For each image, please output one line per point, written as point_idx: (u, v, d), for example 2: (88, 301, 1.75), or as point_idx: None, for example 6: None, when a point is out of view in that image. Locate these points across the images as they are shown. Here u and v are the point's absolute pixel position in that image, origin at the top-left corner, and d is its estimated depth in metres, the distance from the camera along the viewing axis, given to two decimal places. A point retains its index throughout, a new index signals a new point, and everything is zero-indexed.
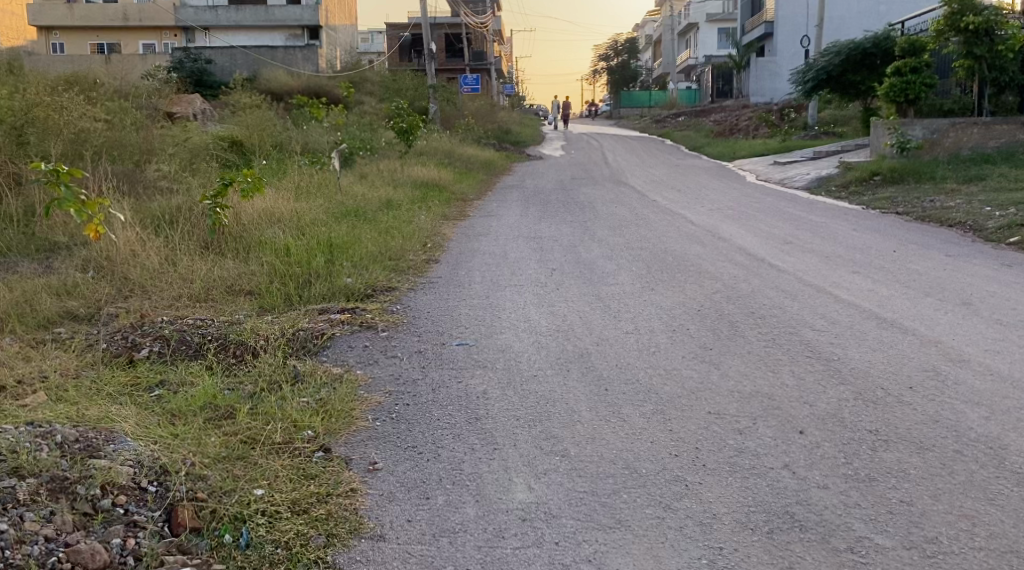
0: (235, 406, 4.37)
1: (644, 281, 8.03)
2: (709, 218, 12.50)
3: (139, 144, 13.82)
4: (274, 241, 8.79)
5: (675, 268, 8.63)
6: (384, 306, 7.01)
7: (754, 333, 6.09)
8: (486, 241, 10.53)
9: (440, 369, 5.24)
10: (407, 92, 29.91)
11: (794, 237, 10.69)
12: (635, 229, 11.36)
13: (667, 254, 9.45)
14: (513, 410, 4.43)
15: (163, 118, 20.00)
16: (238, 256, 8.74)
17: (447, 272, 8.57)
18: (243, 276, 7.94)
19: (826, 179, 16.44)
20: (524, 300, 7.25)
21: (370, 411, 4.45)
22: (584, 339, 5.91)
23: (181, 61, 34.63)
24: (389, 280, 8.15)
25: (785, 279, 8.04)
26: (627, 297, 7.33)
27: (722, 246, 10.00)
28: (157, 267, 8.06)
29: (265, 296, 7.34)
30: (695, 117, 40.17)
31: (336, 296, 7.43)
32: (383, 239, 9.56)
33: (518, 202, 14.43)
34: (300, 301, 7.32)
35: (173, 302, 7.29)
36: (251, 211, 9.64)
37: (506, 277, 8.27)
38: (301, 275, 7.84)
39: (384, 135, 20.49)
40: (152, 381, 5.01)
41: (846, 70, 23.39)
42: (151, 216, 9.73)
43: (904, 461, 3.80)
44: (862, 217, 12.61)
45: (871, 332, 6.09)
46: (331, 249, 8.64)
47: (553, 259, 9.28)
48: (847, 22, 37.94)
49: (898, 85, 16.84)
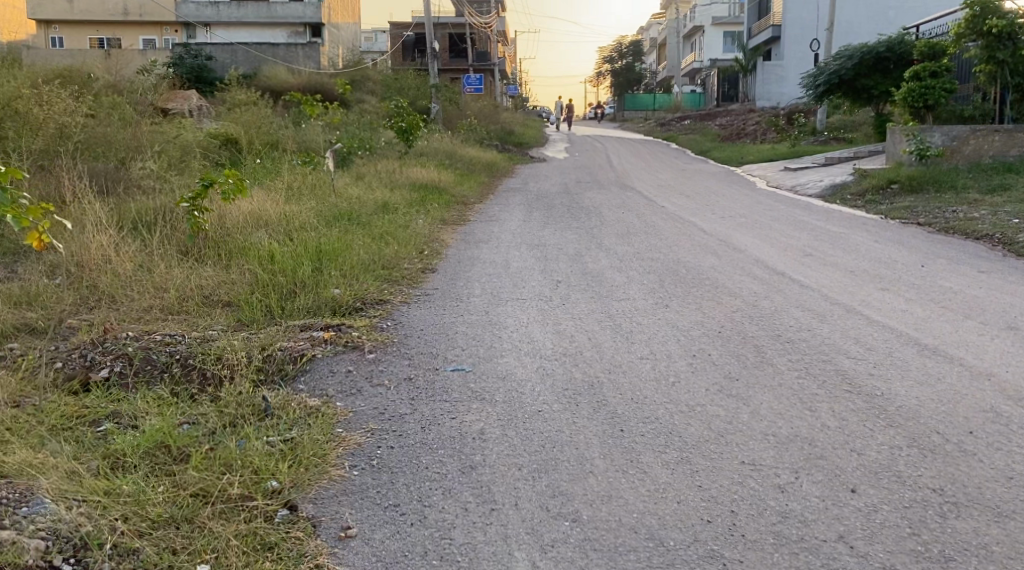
0: (188, 452, 3.78)
1: (657, 296, 7.41)
2: (721, 226, 11.90)
3: (126, 142, 13.19)
4: (258, 247, 8.19)
5: (689, 281, 8.01)
6: (373, 323, 6.36)
7: (784, 360, 5.47)
8: (486, 249, 9.87)
9: (432, 402, 4.59)
10: (409, 91, 29.27)
11: (814, 248, 10.07)
12: (643, 237, 10.75)
13: (681, 266, 8.82)
14: (514, 457, 3.82)
15: (156, 114, 19.43)
16: (219, 261, 8.13)
17: (444, 283, 7.94)
18: (221, 286, 7.36)
19: (841, 186, 15.78)
20: (526, 317, 6.61)
21: (346, 456, 3.85)
22: (595, 365, 5.28)
23: (181, 58, 34.00)
24: (381, 291, 7.53)
25: (810, 297, 7.43)
26: (638, 315, 6.69)
27: (737, 257, 9.38)
28: (131, 274, 7.46)
29: (244, 309, 6.74)
30: (700, 121, 39.51)
31: (322, 309, 6.82)
32: (376, 246, 8.93)
33: (520, 207, 13.79)
34: (282, 314, 6.73)
35: (143, 313, 6.70)
36: (236, 216, 9.02)
37: (507, 289, 7.63)
38: (284, 285, 7.26)
39: (384, 134, 19.84)
40: (101, 413, 4.40)
41: (858, 75, 22.67)
42: (129, 217, 9.12)
43: (983, 533, 3.19)
44: (882, 227, 12.00)
45: (914, 361, 5.45)
46: (319, 256, 8.03)
47: (557, 270, 8.65)
48: (856, 26, 37.34)
49: (916, 90, 16.15)
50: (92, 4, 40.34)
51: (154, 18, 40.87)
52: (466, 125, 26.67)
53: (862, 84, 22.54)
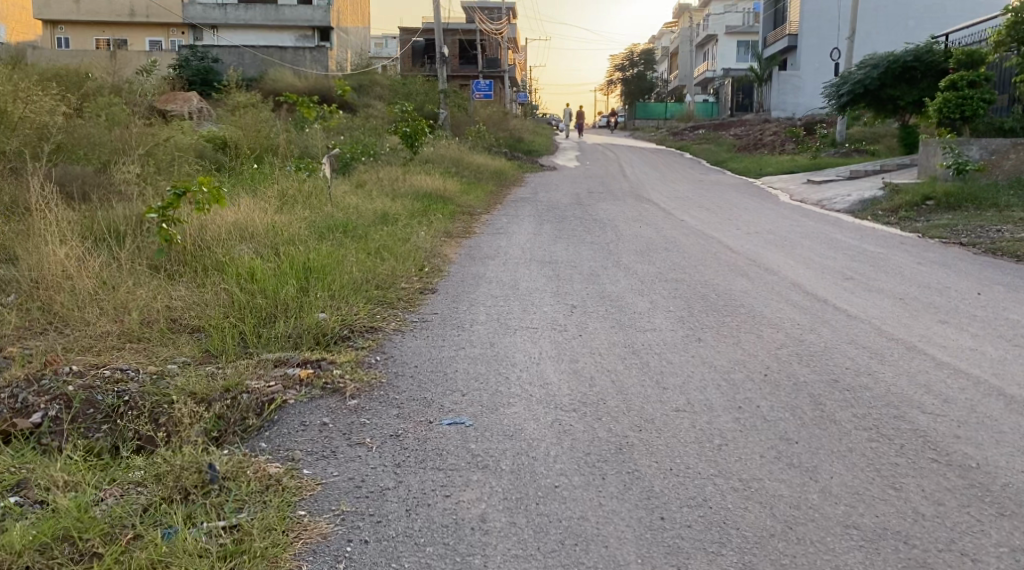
0: (97, 551, 2.99)
1: (687, 326, 6.51)
2: (748, 243, 11.00)
3: (113, 144, 12.35)
4: (239, 263, 7.33)
5: (721, 309, 7.11)
6: (360, 356, 5.46)
7: (849, 415, 4.58)
8: (493, 266, 8.95)
9: (423, 469, 3.72)
10: (417, 96, 28.40)
11: (854, 271, 9.16)
12: (665, 255, 9.86)
13: (710, 289, 7.93)
14: (524, 562, 3.02)
15: (152, 116, 18.61)
16: (194, 278, 7.27)
17: (444, 306, 7.04)
18: (192, 309, 6.53)
19: (871, 201, 14.87)
20: (538, 352, 5.69)
21: (305, 555, 3.04)
22: (623, 420, 4.38)
23: (187, 61, 33.27)
24: (371, 316, 6.60)
25: (861, 330, 6.55)
26: (667, 351, 5.80)
27: (771, 280, 8.50)
28: (89, 291, 6.61)
29: (213, 337, 5.90)
30: (714, 131, 38.51)
31: (302, 339, 5.93)
32: (370, 262, 8.04)
33: (530, 218, 12.91)
34: (257, 344, 5.87)
35: (96, 339, 5.85)
36: (217, 227, 8.16)
37: (515, 316, 6.73)
38: (263, 311, 6.42)
39: (389, 140, 18.94)
40: (7, 482, 3.57)
41: (884, 84, 21.81)
42: (94, 226, 8.23)
43: None
44: (922, 248, 11.09)
45: (1005, 418, 4.55)
46: (305, 275, 7.17)
47: (572, 292, 7.75)
48: (875, 37, 36.40)
49: (954, 100, 15.17)
50: (98, 5, 39.68)
51: (161, 18, 40.11)
52: (474, 131, 25.81)
53: (888, 94, 21.67)
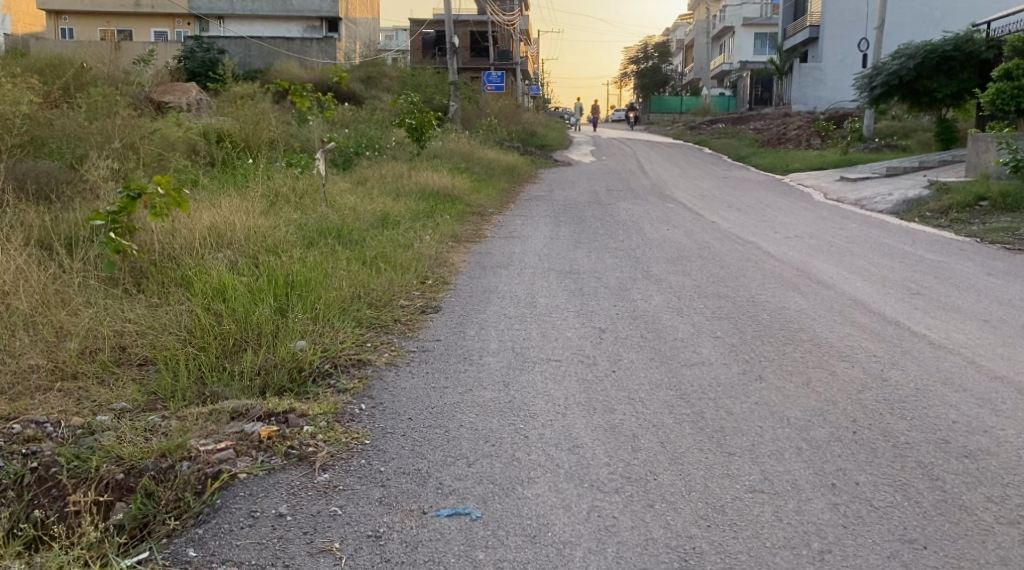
0: None
1: (741, 360, 5.39)
2: (791, 249, 9.89)
3: (93, 136, 11.26)
4: (207, 280, 6.21)
5: (779, 336, 5.98)
6: (339, 405, 4.34)
7: (984, 497, 3.46)
8: (506, 278, 7.81)
9: None
10: (426, 89, 27.25)
11: (919, 284, 8.01)
12: (701, 264, 8.74)
13: (759, 308, 6.82)
14: None
15: (146, 108, 17.57)
16: (154, 295, 6.16)
17: (449, 331, 5.91)
18: (146, 335, 5.45)
19: (916, 201, 13.71)
20: (563, 398, 4.55)
21: None
22: (687, 511, 3.28)
23: (193, 51, 32.14)
24: (360, 344, 5.49)
25: (952, 364, 5.43)
26: (723, 396, 4.66)
27: (829, 296, 7.39)
28: (21, 312, 5.50)
29: (164, 376, 4.82)
30: (734, 125, 37.19)
31: (273, 377, 4.84)
32: (362, 274, 6.94)
33: (545, 219, 11.86)
34: (217, 383, 4.79)
35: (18, 377, 4.76)
36: (186, 235, 7.07)
37: (534, 345, 5.60)
38: (230, 343, 5.32)
39: (395, 134, 17.85)
40: None
41: (920, 76, 20.59)
42: (41, 231, 7.10)
43: None
44: (985, 254, 9.93)
45: None
46: (284, 295, 6.07)
47: (599, 311, 6.63)
48: (900, 28, 35.09)
49: (1007, 91, 13.91)
50: None
51: (167, 9, 38.98)
52: (484, 126, 24.68)
53: (923, 86, 20.53)
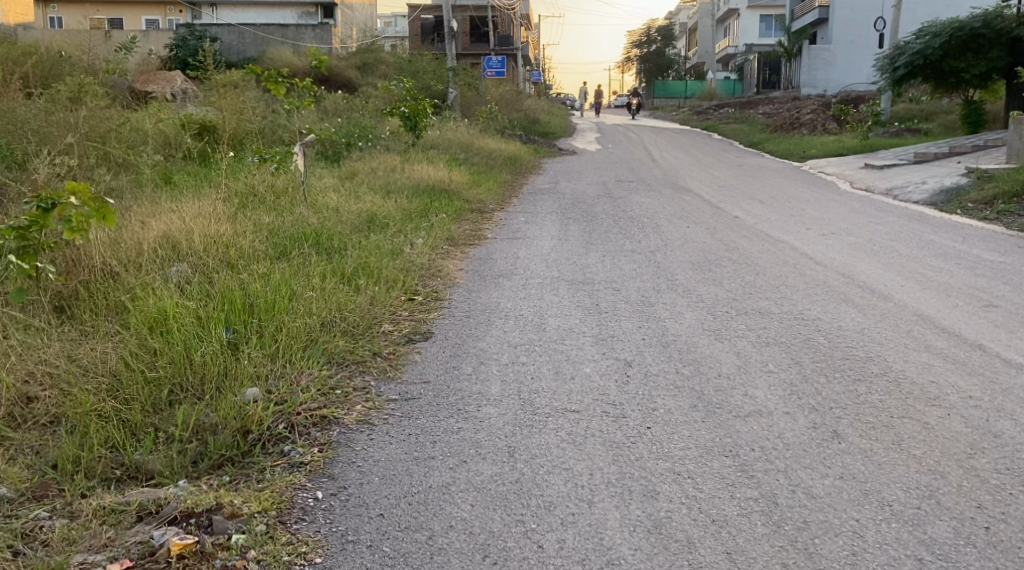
0: None
1: (806, 408, 4.24)
2: (829, 249, 8.73)
3: (50, 130, 10.09)
4: (141, 308, 5.07)
5: (846, 371, 4.84)
6: (288, 495, 3.24)
7: None
8: (508, 292, 6.67)
9: None
10: (424, 75, 26.03)
11: (991, 293, 6.88)
12: (734, 270, 7.59)
13: (814, 330, 5.69)
14: None
15: (123, 98, 16.37)
16: (77, 328, 5.03)
17: (439, 371, 4.77)
18: (57, 381, 4.33)
19: (956, 191, 12.53)
20: (588, 476, 3.43)
21: None
22: None
23: (184, 39, 30.89)
24: (328, 392, 4.37)
25: None
26: (796, 466, 3.55)
27: (891, 311, 6.26)
28: None
29: (67, 443, 3.69)
30: (742, 110, 35.95)
31: (210, 443, 3.73)
32: (337, 292, 5.80)
33: (552, 216, 10.71)
34: (135, 451, 3.67)
35: None
36: (130, 249, 5.97)
37: (546, 390, 4.44)
38: (159, 394, 4.18)
39: (389, 123, 16.62)
40: None
41: (946, 55, 19.29)
42: None
43: None
44: None
45: None
46: (236, 326, 4.94)
47: (621, 336, 5.48)
48: (915, 7, 33.77)
49: None
50: None
51: None
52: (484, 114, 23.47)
53: (950, 66, 19.18)
